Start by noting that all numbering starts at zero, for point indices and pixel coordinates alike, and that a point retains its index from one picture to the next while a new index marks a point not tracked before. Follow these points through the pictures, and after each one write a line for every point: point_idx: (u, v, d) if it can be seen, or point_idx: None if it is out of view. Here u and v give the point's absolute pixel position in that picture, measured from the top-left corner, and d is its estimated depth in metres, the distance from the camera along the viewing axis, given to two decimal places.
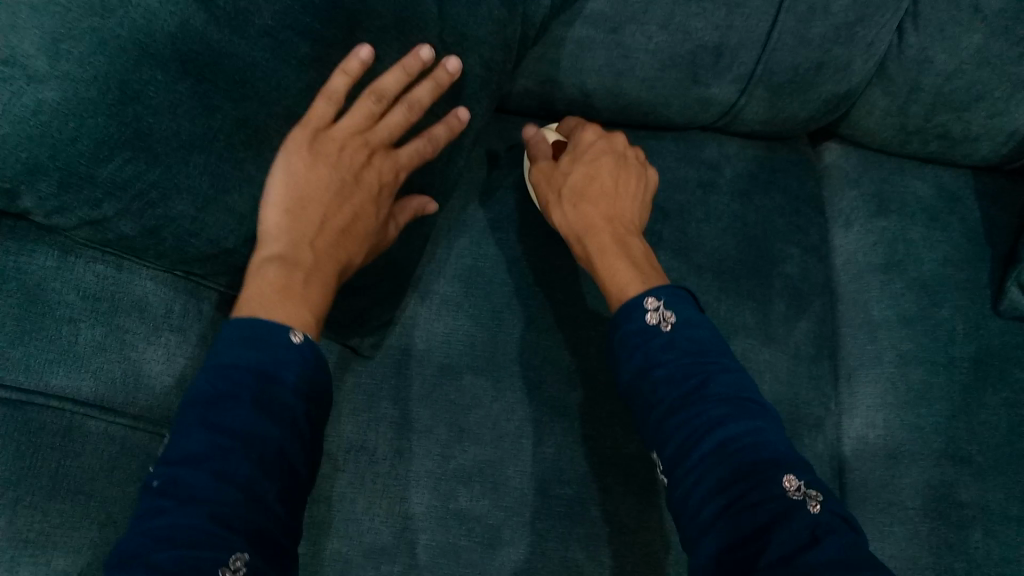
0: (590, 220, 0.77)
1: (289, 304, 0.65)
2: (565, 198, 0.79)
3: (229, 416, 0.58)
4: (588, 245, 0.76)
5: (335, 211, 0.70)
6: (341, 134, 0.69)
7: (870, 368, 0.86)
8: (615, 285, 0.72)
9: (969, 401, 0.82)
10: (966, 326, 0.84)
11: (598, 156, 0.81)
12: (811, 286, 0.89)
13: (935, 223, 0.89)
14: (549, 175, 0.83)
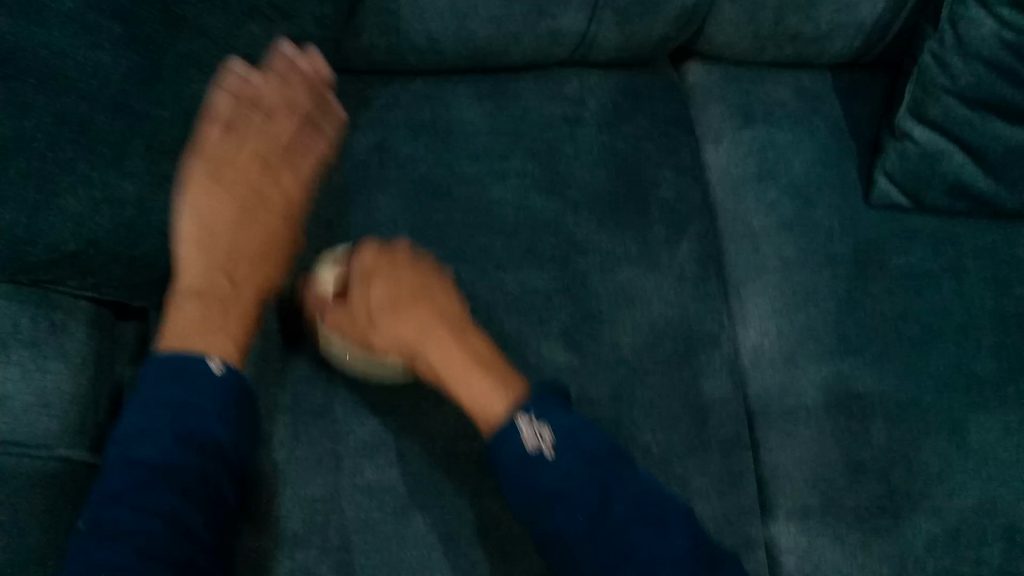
0: (413, 336, 0.70)
1: (211, 323, 0.65)
2: (377, 326, 0.70)
3: (168, 452, 0.59)
4: (431, 362, 0.70)
5: (247, 234, 0.71)
6: (241, 154, 0.72)
7: (756, 279, 0.86)
8: (468, 397, 0.69)
9: (855, 290, 0.85)
10: (842, 221, 0.88)
11: (390, 267, 0.70)
12: (688, 205, 0.87)
13: (798, 129, 0.91)
14: (352, 317, 0.70)
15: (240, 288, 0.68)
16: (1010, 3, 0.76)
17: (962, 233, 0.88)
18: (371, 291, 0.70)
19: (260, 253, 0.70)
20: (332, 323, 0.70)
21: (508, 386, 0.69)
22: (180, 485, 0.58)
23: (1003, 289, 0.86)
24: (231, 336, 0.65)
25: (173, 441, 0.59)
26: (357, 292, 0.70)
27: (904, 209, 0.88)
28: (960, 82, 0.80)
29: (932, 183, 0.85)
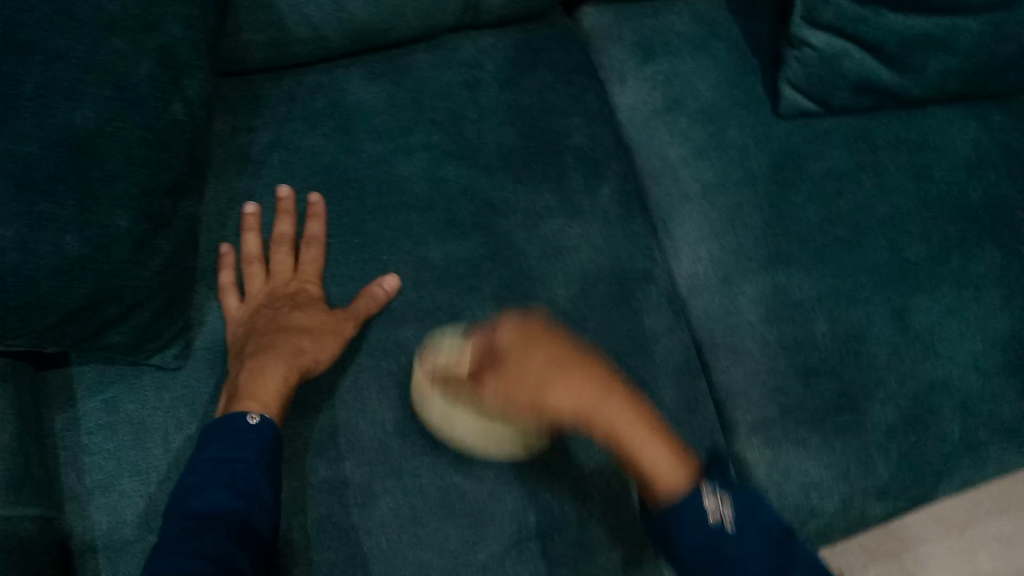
0: (588, 399, 0.60)
1: (257, 381, 0.65)
2: (549, 406, 0.59)
3: (246, 445, 0.61)
4: (606, 429, 0.60)
5: (274, 319, 0.70)
6: (257, 288, 0.72)
7: (681, 207, 0.87)
8: (656, 471, 0.60)
9: (776, 203, 0.86)
10: (755, 138, 0.88)
11: (529, 349, 0.61)
12: (602, 148, 0.87)
13: (697, 54, 0.91)
14: (510, 378, 0.61)
15: (274, 355, 0.67)
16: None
17: (878, 127, 0.88)
18: (530, 355, 0.60)
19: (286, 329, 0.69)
20: (495, 386, 0.62)
21: (680, 458, 0.61)
22: (260, 479, 0.61)
23: (923, 177, 0.86)
24: (275, 394, 0.65)
25: (254, 440, 0.62)
26: (515, 358, 0.61)
27: (816, 114, 0.87)
28: None
29: (837, 84, 0.84)
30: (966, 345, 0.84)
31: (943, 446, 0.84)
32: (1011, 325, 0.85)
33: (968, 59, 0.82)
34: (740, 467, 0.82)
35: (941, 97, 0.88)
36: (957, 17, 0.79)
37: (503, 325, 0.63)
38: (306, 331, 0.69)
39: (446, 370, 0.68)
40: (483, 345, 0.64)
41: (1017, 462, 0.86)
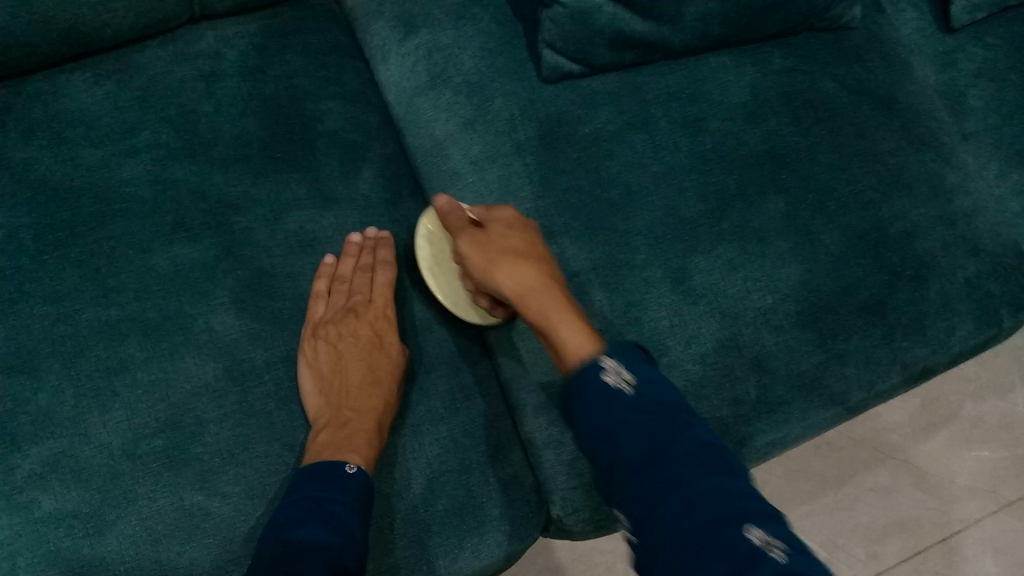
0: (535, 282, 0.69)
1: (357, 436, 0.69)
2: (485, 252, 0.71)
3: (344, 488, 0.65)
4: (533, 310, 0.69)
5: (351, 362, 0.73)
6: (338, 308, 0.75)
7: (455, 187, 0.84)
8: (566, 338, 0.67)
9: (547, 172, 0.82)
10: (521, 107, 0.84)
11: (507, 228, 0.73)
12: (362, 132, 0.83)
13: (460, 24, 0.87)
14: (484, 241, 0.72)
15: (367, 413, 0.71)
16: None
17: (648, 82, 0.85)
18: (511, 235, 0.72)
19: (375, 375, 0.72)
20: (467, 242, 0.72)
21: (594, 334, 0.67)
22: (352, 517, 0.64)
23: (696, 130, 0.84)
24: (370, 444, 0.69)
25: (349, 485, 0.65)
26: (499, 231, 0.72)
27: (580, 75, 0.85)
28: None
29: (595, 40, 0.81)
30: (751, 298, 0.82)
31: (739, 409, 0.80)
32: (798, 275, 0.83)
33: (727, 3, 0.80)
34: (530, 446, 0.79)
35: (712, 43, 0.84)
36: None
37: (508, 209, 0.75)
38: (393, 366, 0.74)
39: (448, 210, 0.74)
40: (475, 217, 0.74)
41: (824, 416, 0.83)
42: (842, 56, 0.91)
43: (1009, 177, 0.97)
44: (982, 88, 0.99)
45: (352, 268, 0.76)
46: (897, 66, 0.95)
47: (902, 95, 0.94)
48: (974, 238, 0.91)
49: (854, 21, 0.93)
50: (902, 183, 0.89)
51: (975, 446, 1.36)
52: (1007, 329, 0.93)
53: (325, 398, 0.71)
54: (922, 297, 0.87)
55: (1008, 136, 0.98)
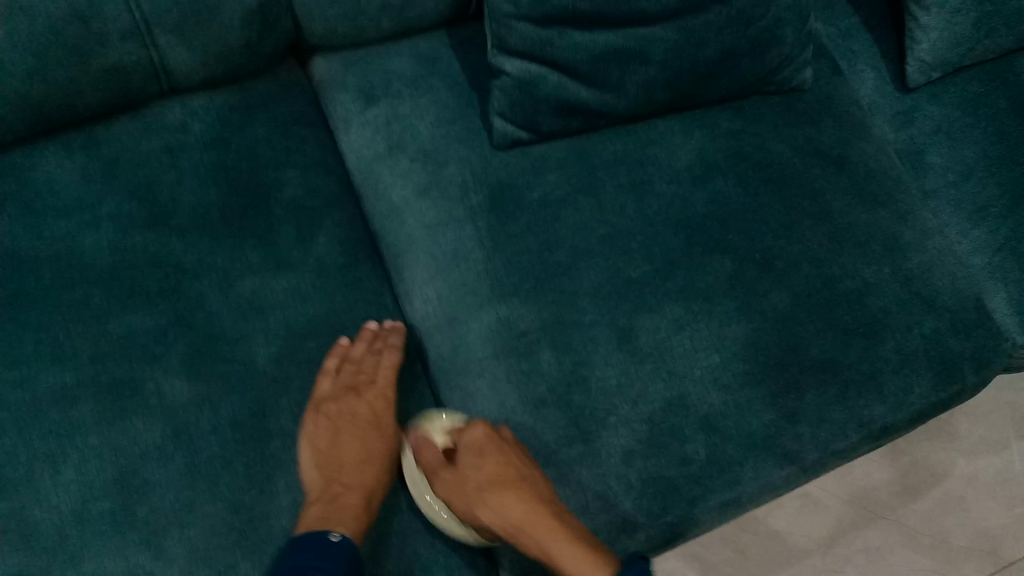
0: (518, 518, 0.72)
1: (348, 509, 0.72)
2: (484, 500, 0.73)
3: (328, 556, 0.67)
4: (534, 547, 0.71)
5: (348, 437, 0.75)
6: (342, 384, 0.77)
7: (408, 250, 0.86)
8: (572, 568, 0.69)
9: (498, 234, 0.85)
10: (474, 173, 0.87)
11: (483, 456, 0.74)
12: (319, 198, 0.86)
13: (418, 94, 0.90)
14: (461, 480, 0.74)
15: (356, 489, 0.74)
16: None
17: (596, 147, 0.88)
18: (485, 464, 0.74)
19: (366, 456, 0.76)
20: (442, 488, 0.74)
21: (598, 559, 0.70)
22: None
23: (641, 194, 0.87)
24: (355, 519, 0.72)
25: (332, 553, 0.67)
26: (472, 461, 0.74)
27: (530, 142, 0.88)
28: (522, 6, 0.79)
29: (541, 107, 0.84)
30: (698, 357, 0.83)
31: (688, 469, 0.80)
32: (745, 333, 0.84)
33: (667, 70, 0.84)
34: None
35: (658, 108, 0.88)
36: (643, 27, 0.81)
37: (479, 424, 0.75)
38: (382, 450, 0.77)
39: (426, 444, 0.76)
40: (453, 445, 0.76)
41: (779, 476, 0.83)
42: (793, 119, 0.94)
43: (969, 235, 0.98)
44: (942, 146, 1.00)
45: (364, 350, 0.79)
46: (851, 127, 0.97)
47: (856, 155, 0.95)
48: (930, 295, 0.91)
49: (807, 83, 0.95)
50: (854, 241, 0.90)
51: (970, 506, 1.33)
52: (969, 387, 0.92)
53: (319, 472, 0.74)
54: (875, 355, 0.87)
55: (967, 194, 0.98)
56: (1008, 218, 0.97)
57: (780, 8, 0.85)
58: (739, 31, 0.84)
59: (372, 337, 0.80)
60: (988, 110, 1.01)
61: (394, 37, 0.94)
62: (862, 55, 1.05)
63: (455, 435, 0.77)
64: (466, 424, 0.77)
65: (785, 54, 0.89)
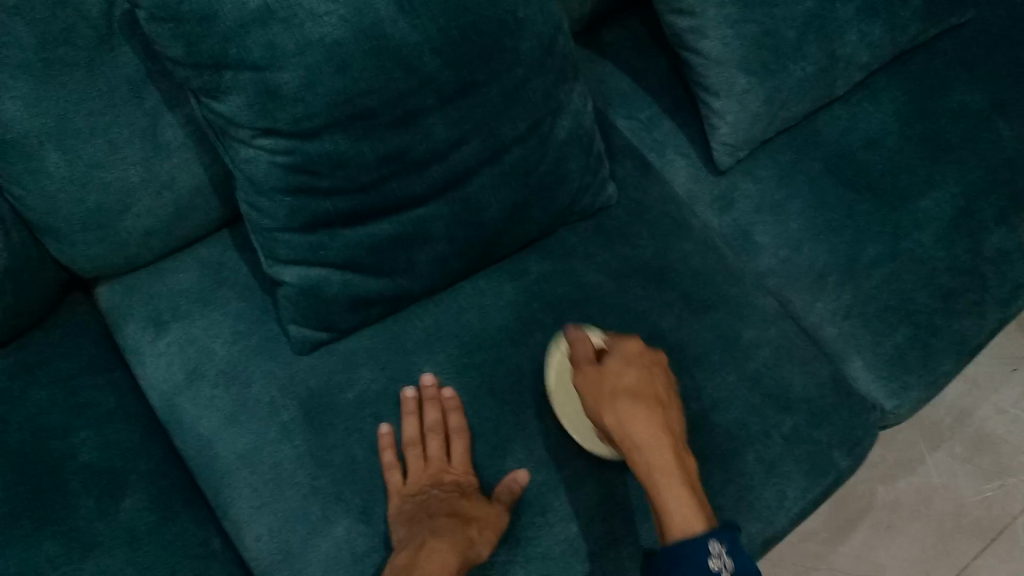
0: (643, 437, 0.72)
1: (431, 559, 0.69)
2: (619, 403, 0.74)
3: None
4: (648, 463, 0.72)
5: (431, 502, 0.75)
6: (419, 476, 0.78)
7: (228, 488, 0.79)
8: (675, 509, 0.70)
9: (316, 448, 0.79)
10: (280, 386, 0.81)
11: (647, 367, 0.77)
12: (121, 454, 0.80)
13: (208, 310, 0.85)
14: (598, 380, 0.76)
15: (446, 540, 0.71)
16: (261, 132, 0.69)
17: (407, 330, 0.84)
18: (625, 372, 0.75)
19: (452, 511, 0.74)
20: (582, 381, 0.76)
21: (699, 508, 0.70)
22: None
23: (462, 369, 0.82)
24: (449, 564, 0.69)
25: None
26: (613, 366, 0.76)
27: (332, 339, 0.82)
28: (280, 219, 0.74)
29: (334, 309, 0.79)
30: (555, 533, 0.78)
31: None
32: (597, 492, 0.80)
33: (455, 241, 0.80)
34: None
35: (457, 276, 0.85)
36: (414, 209, 0.77)
37: (630, 338, 0.78)
38: (473, 504, 0.75)
39: (578, 340, 0.78)
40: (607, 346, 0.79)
41: None
42: (604, 242, 0.90)
43: (814, 307, 0.94)
44: (766, 224, 0.96)
45: (417, 429, 0.79)
46: (672, 228, 0.94)
47: (679, 260, 0.92)
48: (784, 392, 0.88)
49: (613, 198, 0.92)
50: (690, 359, 0.86)
51: (897, 534, 1.30)
52: (846, 472, 0.88)
53: (413, 533, 0.73)
54: (736, 477, 0.83)
55: (802, 266, 0.95)
56: (847, 285, 0.93)
57: (557, 146, 0.82)
58: (517, 184, 0.81)
59: (417, 408, 0.80)
60: (805, 176, 0.98)
61: (171, 252, 0.88)
62: (669, 142, 1.01)
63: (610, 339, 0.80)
64: (617, 339, 0.79)
65: (576, 187, 0.86)
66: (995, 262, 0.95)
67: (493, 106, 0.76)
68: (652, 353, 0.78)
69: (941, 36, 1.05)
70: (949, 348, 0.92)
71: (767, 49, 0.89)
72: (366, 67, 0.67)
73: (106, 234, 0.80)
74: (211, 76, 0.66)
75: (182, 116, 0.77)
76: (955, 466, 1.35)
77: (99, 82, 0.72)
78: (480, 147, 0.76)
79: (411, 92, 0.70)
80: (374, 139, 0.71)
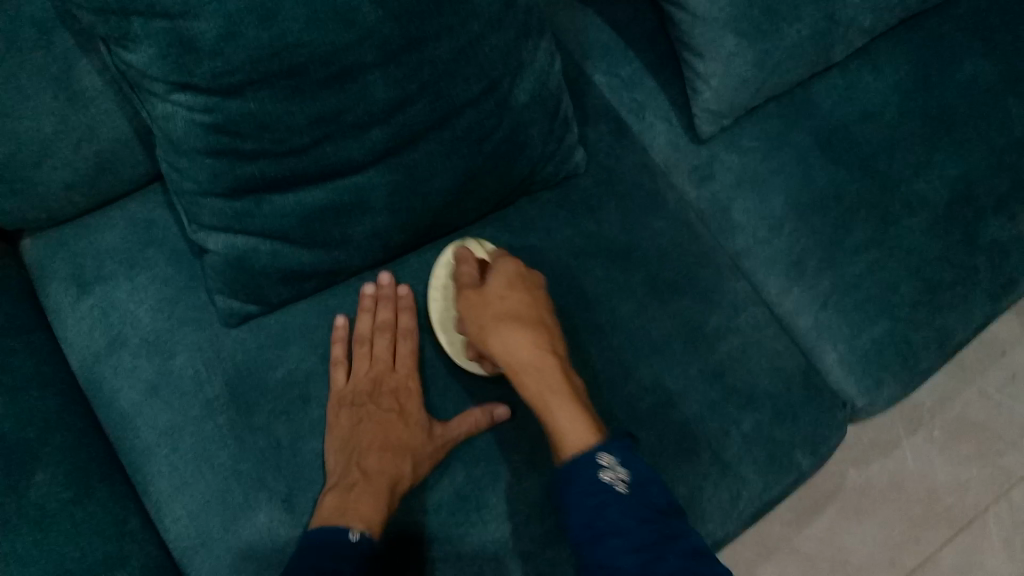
0: (530, 359, 0.71)
1: (361, 500, 0.68)
2: (492, 325, 0.72)
3: (345, 559, 0.64)
4: (533, 385, 0.70)
5: (372, 425, 0.73)
6: (362, 376, 0.75)
7: (147, 464, 0.75)
8: (567, 428, 0.68)
9: (240, 429, 0.74)
10: (206, 360, 0.76)
11: (508, 292, 0.74)
12: (35, 422, 0.71)
13: (134, 273, 0.79)
14: (484, 300, 0.74)
15: (380, 476, 0.70)
16: (177, 87, 0.61)
17: (345, 305, 0.80)
18: (509, 297, 0.73)
19: (388, 441, 0.72)
20: (465, 303, 0.74)
21: (593, 426, 0.68)
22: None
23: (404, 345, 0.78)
24: (379, 510, 0.68)
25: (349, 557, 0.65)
26: (497, 290, 0.74)
27: (262, 312, 0.77)
28: (202, 183, 0.67)
29: (263, 281, 0.73)
30: (488, 530, 0.73)
31: None
32: (540, 489, 0.75)
33: (398, 213, 0.74)
34: None
35: (400, 250, 0.79)
36: (354, 177, 0.70)
37: (507, 261, 0.76)
38: (412, 434, 0.72)
39: (463, 257, 0.76)
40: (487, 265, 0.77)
41: None
42: (566, 216, 0.84)
43: (790, 292, 0.87)
44: (746, 201, 0.89)
45: (370, 327, 0.77)
46: (641, 202, 0.87)
47: (646, 237, 0.85)
48: (749, 386, 0.82)
49: (581, 167, 0.85)
50: (650, 347, 0.80)
51: (866, 518, 1.21)
52: (809, 471, 0.83)
53: (349, 455, 0.72)
54: (692, 474, 0.77)
55: (780, 249, 0.88)
56: (827, 270, 0.86)
57: (518, 112, 0.75)
58: (471, 152, 0.73)
59: (372, 305, 0.77)
60: (791, 151, 0.90)
61: (98, 206, 0.82)
62: (649, 106, 0.93)
63: (493, 255, 0.78)
64: (496, 257, 0.77)
65: (538, 157, 0.79)
66: (989, 255, 0.88)
67: (444, 64, 0.67)
68: (540, 292, 0.76)
69: (954, 2, 0.98)
70: (931, 344, 0.86)
71: (758, 8, 0.81)
72: (295, 19, 0.59)
73: (19, 187, 0.73)
74: (116, 22, 0.58)
75: (100, 62, 0.70)
76: (930, 450, 1.26)
77: (3, 22, 0.64)
78: (428, 109, 0.69)
79: (347, 48, 0.62)
80: (305, 100, 0.63)
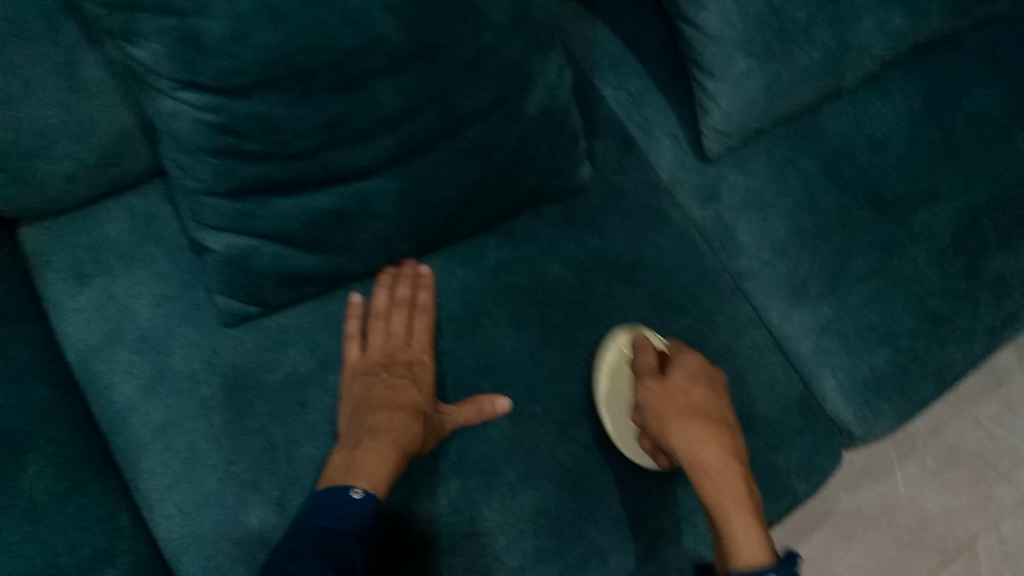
0: (716, 459, 0.68)
1: (367, 459, 0.68)
2: (686, 422, 0.70)
3: (346, 516, 0.65)
4: (711, 487, 0.67)
5: (383, 389, 0.73)
6: (377, 349, 0.76)
7: (139, 462, 0.74)
8: (743, 541, 0.64)
9: (234, 431, 0.74)
10: (204, 360, 0.76)
11: (693, 387, 0.72)
12: (26, 415, 0.70)
13: (133, 268, 0.79)
14: (670, 396, 0.72)
15: (387, 433, 0.70)
16: (183, 85, 0.60)
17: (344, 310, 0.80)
18: (693, 390, 0.72)
19: (398, 401, 0.72)
20: (647, 395, 0.73)
21: (767, 543, 0.63)
22: (355, 547, 0.65)
23: None
24: (385, 464, 0.68)
25: (351, 513, 0.65)
26: (682, 382, 0.73)
27: (262, 313, 0.76)
28: (206, 182, 0.66)
29: (264, 284, 0.73)
30: (481, 545, 0.73)
31: None
32: (533, 505, 0.75)
33: (403, 221, 0.73)
34: None
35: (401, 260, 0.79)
36: (359, 182, 0.69)
37: (693, 357, 0.75)
38: (420, 399, 0.73)
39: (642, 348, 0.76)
40: (668, 358, 0.77)
41: None
42: (569, 230, 0.84)
43: (792, 317, 0.87)
44: (752, 222, 0.89)
45: (387, 303, 0.77)
46: (645, 218, 0.86)
47: (650, 255, 0.85)
48: (747, 409, 0.81)
49: (589, 181, 0.84)
50: None
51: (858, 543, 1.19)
52: (802, 497, 0.83)
53: (358, 416, 0.72)
54: None
55: (784, 272, 0.87)
56: (829, 296, 0.86)
57: (527, 123, 0.74)
58: (478, 163, 0.73)
59: (393, 282, 0.78)
60: (798, 174, 0.90)
61: (98, 198, 0.81)
62: (658, 122, 0.92)
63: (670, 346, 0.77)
64: (681, 352, 0.75)
65: (546, 169, 0.79)
66: (991, 291, 0.88)
67: (455, 75, 0.67)
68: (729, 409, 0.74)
69: None
70: (929, 377, 0.86)
71: (772, 30, 0.80)
72: (305, 21, 0.58)
73: (18, 176, 0.72)
74: (124, 18, 0.56)
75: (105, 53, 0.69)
76: (923, 477, 1.25)
77: (9, 11, 0.63)
78: (436, 119, 0.68)
79: (358, 54, 0.61)
80: (312, 104, 0.63)
